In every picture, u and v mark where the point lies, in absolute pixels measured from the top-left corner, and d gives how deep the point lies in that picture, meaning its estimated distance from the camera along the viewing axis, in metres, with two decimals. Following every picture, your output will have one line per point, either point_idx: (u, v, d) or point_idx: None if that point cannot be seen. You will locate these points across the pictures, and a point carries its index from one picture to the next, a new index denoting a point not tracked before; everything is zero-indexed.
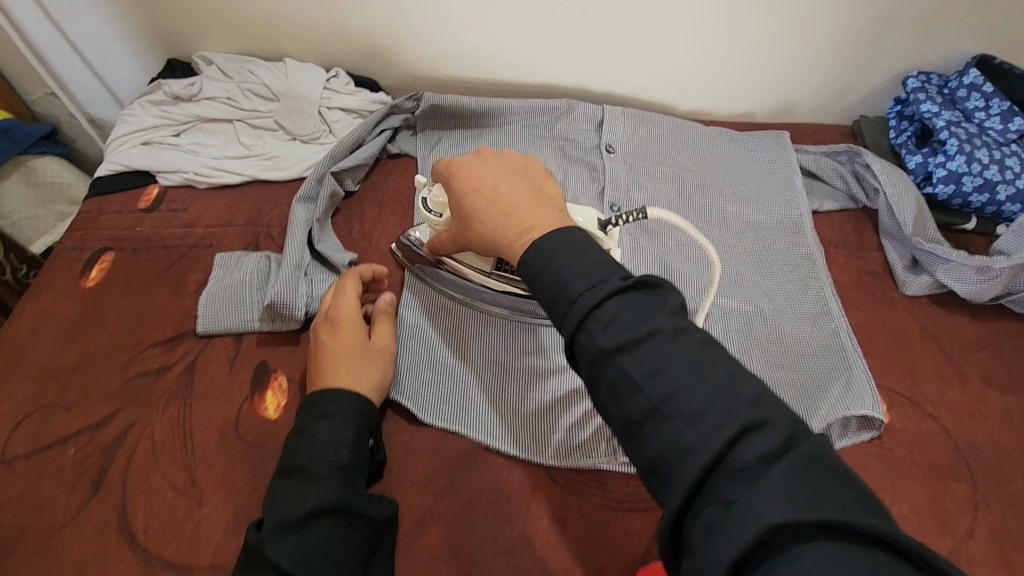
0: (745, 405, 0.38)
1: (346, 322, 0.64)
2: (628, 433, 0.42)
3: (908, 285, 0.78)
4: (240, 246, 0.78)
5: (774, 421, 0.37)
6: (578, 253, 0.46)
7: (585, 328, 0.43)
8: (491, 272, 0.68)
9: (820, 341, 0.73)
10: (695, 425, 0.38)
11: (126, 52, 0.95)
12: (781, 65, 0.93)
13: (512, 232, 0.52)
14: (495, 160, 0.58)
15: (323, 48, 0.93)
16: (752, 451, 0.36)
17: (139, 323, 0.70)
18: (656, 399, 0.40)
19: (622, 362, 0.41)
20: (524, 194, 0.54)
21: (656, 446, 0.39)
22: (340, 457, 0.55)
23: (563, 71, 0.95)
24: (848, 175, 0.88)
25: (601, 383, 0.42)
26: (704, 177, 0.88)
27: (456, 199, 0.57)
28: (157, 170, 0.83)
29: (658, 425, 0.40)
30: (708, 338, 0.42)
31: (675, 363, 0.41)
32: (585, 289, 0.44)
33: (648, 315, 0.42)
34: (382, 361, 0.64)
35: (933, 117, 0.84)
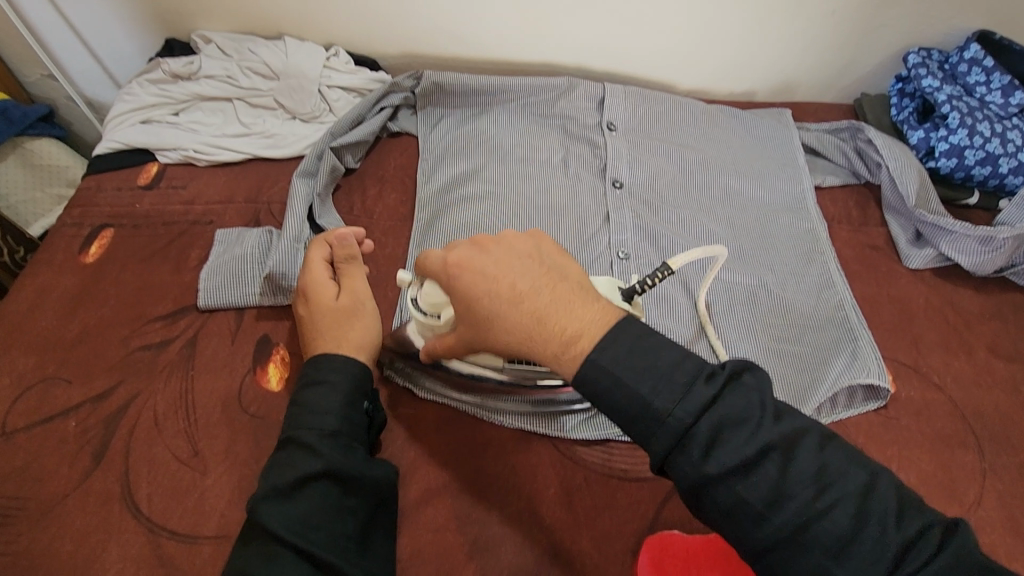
0: (881, 515, 0.39)
1: (315, 283, 0.62)
2: (754, 555, 0.42)
3: (911, 259, 0.78)
4: (241, 222, 0.77)
5: (914, 526, 0.39)
6: (651, 359, 0.44)
7: (681, 449, 0.42)
8: (506, 369, 0.59)
9: (824, 313, 0.73)
10: (839, 552, 0.39)
11: (124, 31, 0.94)
12: (783, 41, 0.93)
13: (553, 341, 0.45)
14: (501, 249, 0.49)
15: (322, 27, 0.93)
16: (910, 568, 0.38)
17: (140, 298, 0.69)
18: (789, 527, 0.40)
19: (736, 487, 0.41)
20: (548, 289, 0.47)
21: (795, 573, 0.40)
22: (328, 424, 0.53)
23: (564, 49, 0.95)
24: (850, 151, 0.88)
25: (710, 504, 0.42)
26: (706, 154, 0.87)
27: (464, 305, 0.49)
28: (156, 148, 0.82)
29: (794, 550, 0.40)
30: (821, 438, 0.43)
31: (797, 480, 0.41)
32: (673, 405, 0.42)
33: (752, 428, 0.41)
34: (360, 318, 0.61)
35: (935, 92, 0.84)
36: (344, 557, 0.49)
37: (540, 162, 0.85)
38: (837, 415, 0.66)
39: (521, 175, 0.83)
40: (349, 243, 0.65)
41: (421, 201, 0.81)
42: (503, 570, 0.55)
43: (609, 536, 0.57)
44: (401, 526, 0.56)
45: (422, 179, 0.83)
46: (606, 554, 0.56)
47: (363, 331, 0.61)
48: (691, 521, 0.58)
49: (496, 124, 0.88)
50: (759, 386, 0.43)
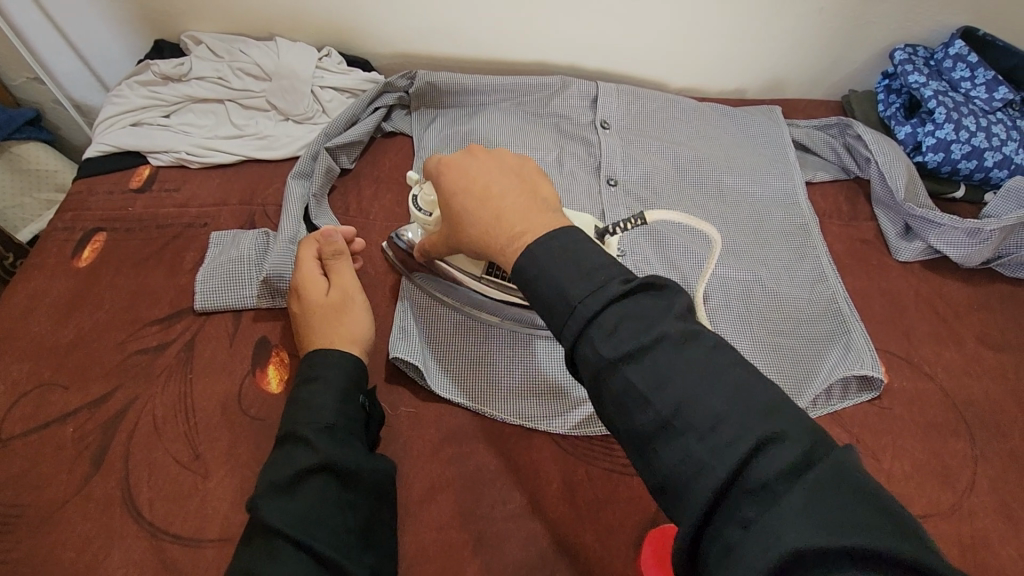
0: (758, 416, 0.36)
1: (304, 277, 0.63)
2: (637, 448, 0.40)
3: (900, 252, 0.80)
4: (236, 224, 0.77)
5: (794, 432, 0.36)
6: (572, 257, 0.43)
7: (587, 336, 0.41)
8: (481, 279, 0.63)
9: (818, 307, 0.74)
10: (709, 442, 0.36)
11: (112, 33, 0.93)
12: (773, 39, 0.94)
13: (503, 234, 0.47)
14: (488, 157, 0.53)
15: (314, 28, 0.92)
16: (770, 466, 0.34)
17: (136, 302, 0.68)
18: (667, 413, 0.38)
19: (627, 373, 0.39)
20: (517, 194, 0.49)
21: (668, 464, 0.38)
22: (325, 420, 0.53)
23: (556, 47, 0.95)
24: (839, 147, 0.89)
25: (604, 395, 0.40)
26: (698, 150, 0.88)
27: (444, 197, 0.53)
28: (148, 150, 0.81)
29: (668, 439, 0.38)
30: (722, 343, 0.41)
31: (686, 373, 0.39)
32: (585, 295, 0.41)
33: (653, 321, 0.40)
34: (352, 312, 0.62)
35: (921, 88, 0.86)
36: (343, 552, 0.48)
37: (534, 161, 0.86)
38: (833, 407, 0.67)
39: None
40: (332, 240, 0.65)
41: None
42: (508, 565, 0.55)
43: (612, 529, 0.58)
44: (405, 525, 0.57)
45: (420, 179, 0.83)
46: (609, 547, 0.57)
47: (357, 324, 0.62)
48: None
49: (490, 123, 0.88)
50: (677, 295, 0.42)
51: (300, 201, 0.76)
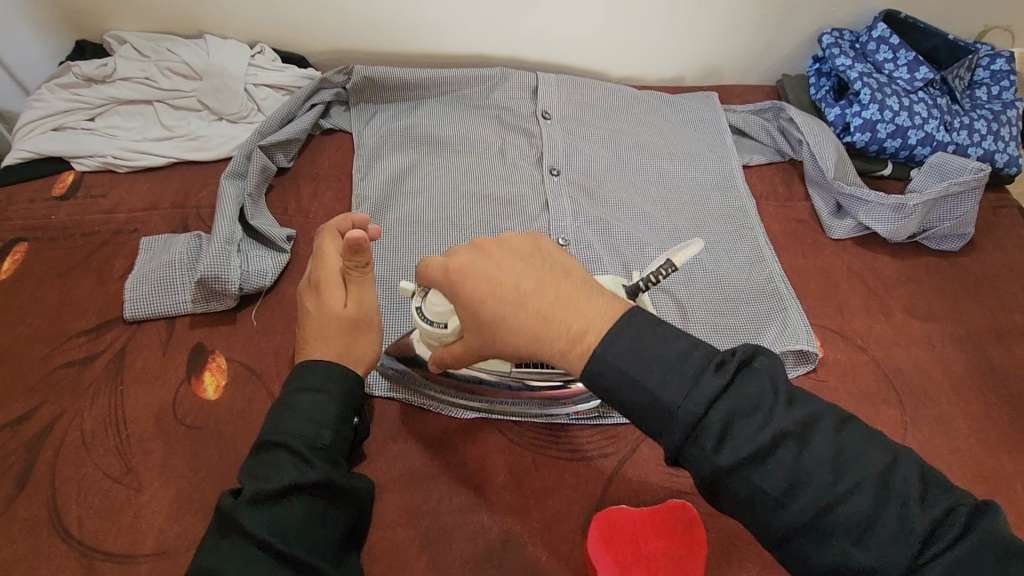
0: (913, 504, 0.39)
1: (328, 282, 0.59)
2: (774, 544, 0.42)
3: (834, 230, 0.82)
4: (167, 229, 0.74)
5: (949, 507, 0.39)
6: (654, 351, 0.43)
7: (694, 440, 0.41)
8: (511, 373, 0.59)
9: (756, 285, 0.76)
10: (867, 539, 0.39)
11: (29, 34, 0.89)
12: (706, 26, 0.96)
13: (559, 340, 0.45)
14: (502, 253, 0.48)
15: (246, 25, 0.90)
16: (938, 552, 0.38)
17: (61, 314, 0.66)
18: (807, 515, 0.40)
19: (754, 477, 0.40)
20: (552, 288, 0.47)
21: (819, 563, 0.40)
22: (319, 437, 0.53)
23: (494, 39, 0.95)
24: (773, 129, 0.92)
25: (726, 493, 0.41)
26: (639, 138, 0.90)
27: (469, 308, 0.48)
28: (71, 155, 0.78)
29: (813, 538, 0.40)
30: (838, 419, 0.42)
31: (817, 467, 0.40)
32: (683, 399, 0.42)
33: (764, 416, 0.41)
34: (368, 330, 0.60)
35: (847, 70, 0.89)
36: (322, 565, 0.48)
37: (477, 154, 0.85)
38: None
39: (459, 167, 0.84)
40: (363, 252, 0.57)
41: (360, 197, 0.80)
42: (456, 559, 0.55)
43: (558, 516, 0.58)
44: None
45: (358, 176, 0.82)
46: (557, 535, 0.57)
47: (369, 345, 0.60)
48: (638, 495, 0.60)
49: (432, 118, 0.88)
50: (772, 368, 0.43)
51: (235, 200, 0.74)
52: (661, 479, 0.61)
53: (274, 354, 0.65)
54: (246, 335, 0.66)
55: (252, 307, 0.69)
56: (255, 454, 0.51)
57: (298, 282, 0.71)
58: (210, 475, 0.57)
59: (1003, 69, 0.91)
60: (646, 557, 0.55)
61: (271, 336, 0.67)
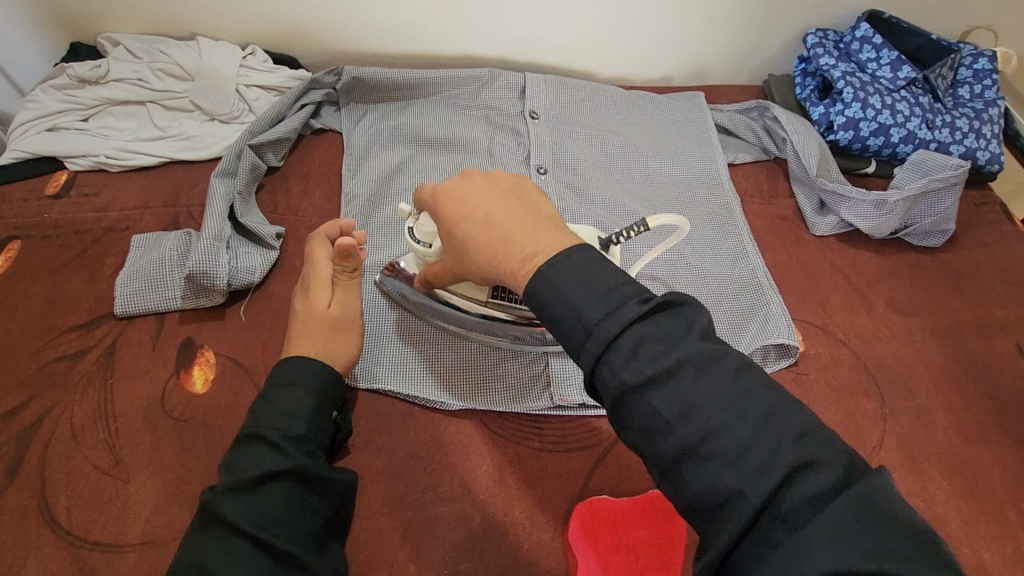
0: (791, 442, 0.38)
1: (314, 285, 0.62)
2: (663, 473, 0.41)
3: (818, 227, 0.83)
4: (158, 227, 0.75)
5: (826, 457, 0.37)
6: (582, 278, 0.45)
7: (605, 359, 0.42)
8: (488, 303, 0.62)
9: (739, 281, 0.77)
10: (737, 468, 0.38)
11: (24, 36, 0.90)
12: (693, 26, 0.97)
13: (514, 259, 0.49)
14: (485, 182, 0.54)
15: (238, 27, 0.91)
16: (802, 494, 0.36)
17: (53, 310, 0.67)
18: (692, 438, 0.39)
19: (649, 397, 0.41)
20: (521, 217, 0.50)
21: (695, 488, 0.39)
22: (296, 427, 0.54)
23: (482, 40, 0.96)
24: (759, 129, 0.93)
25: (626, 416, 0.42)
26: (626, 137, 0.91)
27: (446, 228, 0.54)
28: (65, 155, 0.79)
29: (695, 463, 0.39)
30: (747, 364, 0.42)
31: (710, 397, 0.40)
32: (601, 317, 0.43)
33: (674, 343, 0.42)
34: (351, 333, 0.62)
35: (831, 70, 0.91)
36: (304, 555, 0.48)
37: (464, 152, 0.87)
38: None
39: (447, 165, 0.85)
40: (352, 257, 0.62)
41: (349, 195, 0.81)
42: (438, 548, 0.56)
43: (540, 505, 0.59)
44: None
45: (348, 174, 0.83)
46: (538, 524, 0.58)
47: (350, 348, 0.61)
48: (619, 486, 0.61)
49: (420, 117, 0.89)
50: (693, 313, 0.44)
51: (223, 198, 0.74)
52: (643, 471, 0.62)
53: (263, 349, 0.66)
54: (236, 330, 0.68)
55: (241, 303, 0.70)
56: (233, 447, 0.52)
57: (287, 279, 0.73)
58: (198, 466, 0.58)
59: (986, 67, 0.92)
60: (625, 548, 0.57)
61: (260, 331, 0.68)
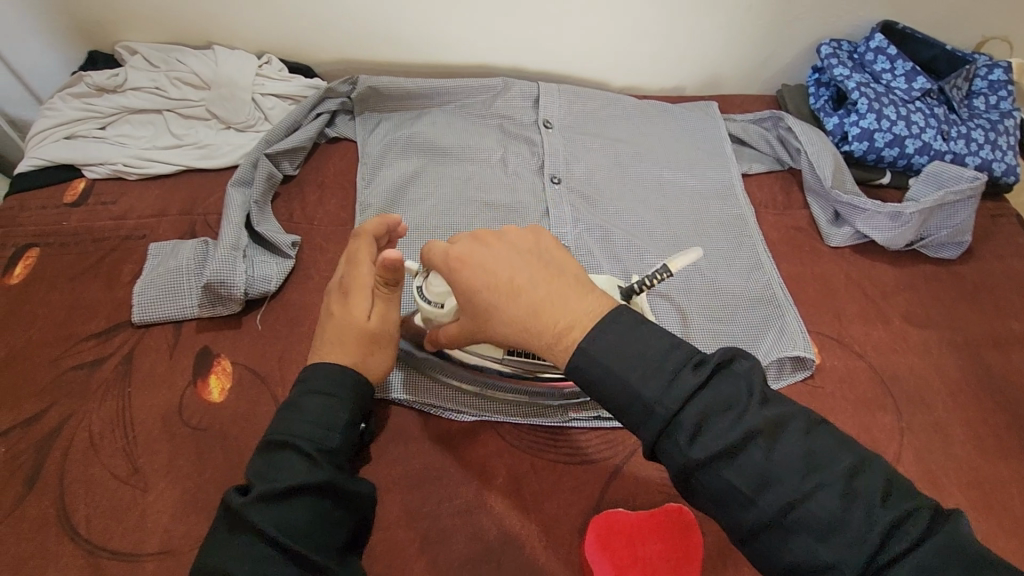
0: (878, 505, 0.40)
1: (355, 292, 0.60)
2: (744, 542, 0.44)
3: (832, 238, 0.83)
4: (175, 235, 0.76)
5: (914, 510, 0.40)
6: (634, 349, 0.46)
7: (669, 436, 0.44)
8: (505, 360, 0.61)
9: (754, 293, 0.77)
10: (828, 538, 0.40)
11: (43, 45, 0.91)
12: (706, 36, 0.97)
13: (547, 333, 0.48)
14: (503, 246, 0.52)
15: (254, 36, 0.92)
16: (899, 559, 0.39)
17: (71, 317, 0.67)
18: (773, 510, 0.41)
19: (723, 471, 0.43)
20: (547, 283, 0.50)
21: (786, 560, 0.41)
22: (329, 439, 0.54)
23: (496, 49, 0.97)
24: (772, 139, 0.93)
25: (699, 489, 0.44)
26: (639, 147, 0.91)
27: (465, 294, 0.51)
28: (83, 163, 0.80)
29: (780, 535, 0.41)
30: (812, 423, 0.44)
31: (786, 466, 0.42)
32: (660, 394, 0.44)
33: (739, 412, 0.43)
34: (384, 345, 0.60)
35: (845, 80, 0.91)
36: (327, 564, 0.48)
37: (478, 162, 0.87)
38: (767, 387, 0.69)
39: (461, 175, 0.85)
40: (396, 271, 0.58)
41: (364, 204, 0.81)
42: (454, 560, 0.56)
43: (556, 518, 0.59)
44: None
45: (363, 184, 0.83)
46: (555, 537, 0.58)
47: (383, 359, 0.60)
48: (635, 499, 0.61)
49: (434, 126, 0.89)
50: (750, 371, 0.45)
51: (241, 207, 0.75)
52: (658, 483, 0.62)
53: (279, 358, 0.67)
54: (252, 339, 0.68)
55: (257, 312, 0.70)
56: (262, 455, 0.52)
57: (303, 288, 0.73)
58: (215, 476, 0.58)
59: (1001, 78, 0.92)
60: (644, 560, 0.56)
61: (276, 339, 0.68)
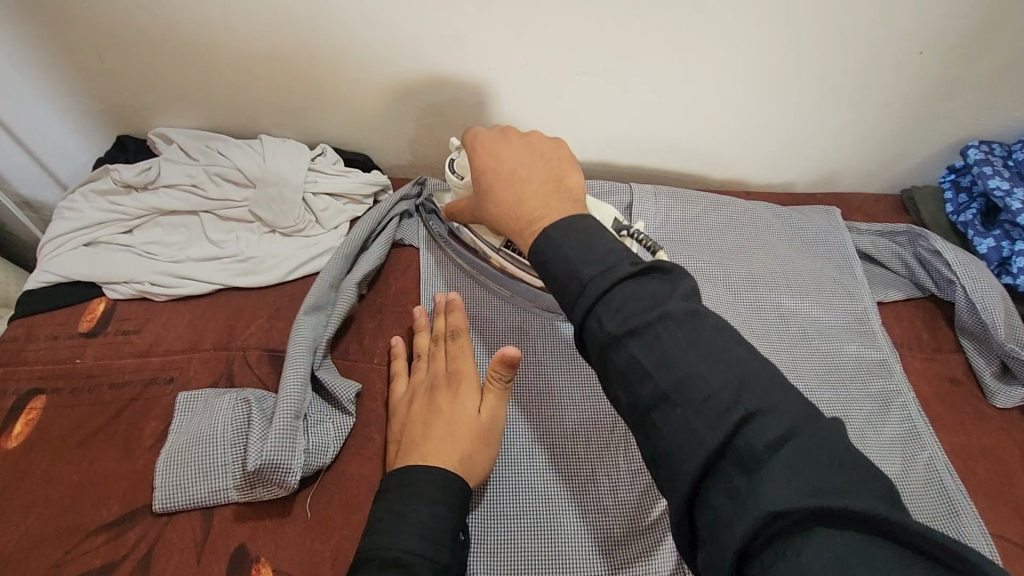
0: (751, 390, 0.38)
1: (464, 387, 0.58)
2: (636, 423, 0.41)
3: (999, 398, 0.69)
4: (208, 378, 0.63)
5: (783, 406, 0.37)
6: (587, 237, 0.45)
7: (594, 314, 0.42)
8: (499, 251, 0.66)
9: (914, 476, 0.62)
10: (705, 412, 0.37)
11: (67, 128, 0.80)
12: (829, 128, 0.83)
13: (523, 219, 0.51)
14: (522, 141, 0.57)
15: (307, 122, 0.80)
16: (762, 437, 0.35)
17: (78, 499, 0.54)
18: (666, 387, 0.39)
19: (631, 348, 0.40)
20: (541, 181, 0.53)
21: (664, 435, 0.38)
22: (441, 557, 0.47)
23: (583, 140, 0.84)
24: (911, 260, 0.78)
25: (614, 373, 0.41)
26: (752, 266, 0.77)
27: (474, 176, 0.56)
28: (104, 281, 0.67)
29: (667, 410, 0.39)
30: (725, 323, 0.41)
31: (686, 348, 0.39)
32: (596, 274, 0.43)
33: (660, 301, 0.41)
34: (491, 445, 0.57)
35: (1005, 196, 0.76)
36: None
37: None
38: None
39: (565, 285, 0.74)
40: (512, 367, 0.56)
41: None
42: None
43: None
44: None
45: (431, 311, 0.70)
46: None
47: (486, 460, 0.56)
48: None
49: None
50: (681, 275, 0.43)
51: (313, 350, 0.62)
52: None
53: (333, 564, 0.53)
54: (302, 534, 0.54)
55: (309, 492, 0.57)
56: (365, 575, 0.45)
57: (362, 458, 0.59)
58: None
59: None
60: None
61: (330, 533, 0.55)
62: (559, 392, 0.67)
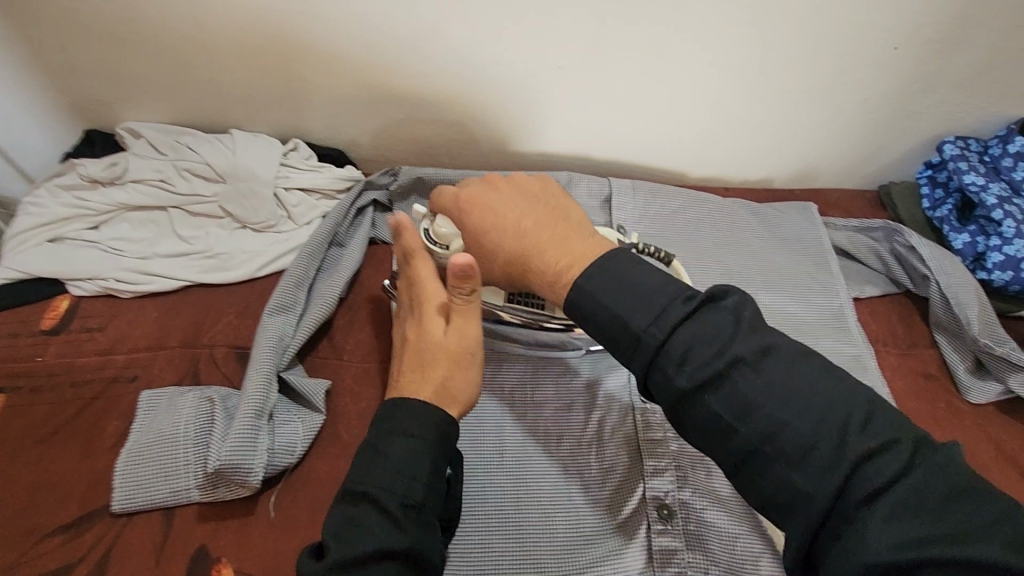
0: (853, 436, 0.39)
1: (427, 310, 0.53)
2: (733, 468, 0.43)
3: (973, 393, 0.69)
4: (172, 377, 0.62)
5: (889, 445, 0.39)
6: (624, 281, 0.46)
7: (657, 365, 0.43)
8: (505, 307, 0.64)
9: None
10: (805, 469, 0.39)
11: (32, 123, 0.78)
12: (807, 124, 0.82)
13: (548, 270, 0.49)
14: (511, 188, 0.54)
15: (278, 117, 0.79)
16: (870, 486, 0.38)
17: (35, 500, 0.53)
18: (757, 439, 0.41)
19: (706, 401, 0.42)
20: (550, 229, 0.51)
21: (771, 485, 0.41)
22: (414, 492, 0.45)
23: (560, 136, 0.83)
24: (886, 255, 0.78)
25: (691, 422, 0.43)
26: (728, 261, 0.77)
27: (474, 238, 0.54)
28: (68, 278, 0.66)
29: (767, 462, 0.41)
30: (794, 355, 0.43)
31: (766, 395, 0.41)
32: (648, 324, 0.43)
33: (722, 343, 0.42)
34: (469, 367, 0.51)
35: (981, 191, 0.76)
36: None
37: None
38: None
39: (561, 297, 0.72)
40: (468, 279, 0.49)
41: None
42: None
43: None
44: None
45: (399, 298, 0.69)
46: None
47: (469, 384, 0.51)
48: None
49: None
50: (734, 307, 0.44)
51: (279, 351, 0.60)
52: None
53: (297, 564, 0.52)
54: (265, 533, 0.53)
55: (273, 491, 0.56)
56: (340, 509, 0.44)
57: (329, 455, 0.59)
58: None
59: None
60: None
61: (294, 532, 0.54)
62: (531, 390, 0.66)
